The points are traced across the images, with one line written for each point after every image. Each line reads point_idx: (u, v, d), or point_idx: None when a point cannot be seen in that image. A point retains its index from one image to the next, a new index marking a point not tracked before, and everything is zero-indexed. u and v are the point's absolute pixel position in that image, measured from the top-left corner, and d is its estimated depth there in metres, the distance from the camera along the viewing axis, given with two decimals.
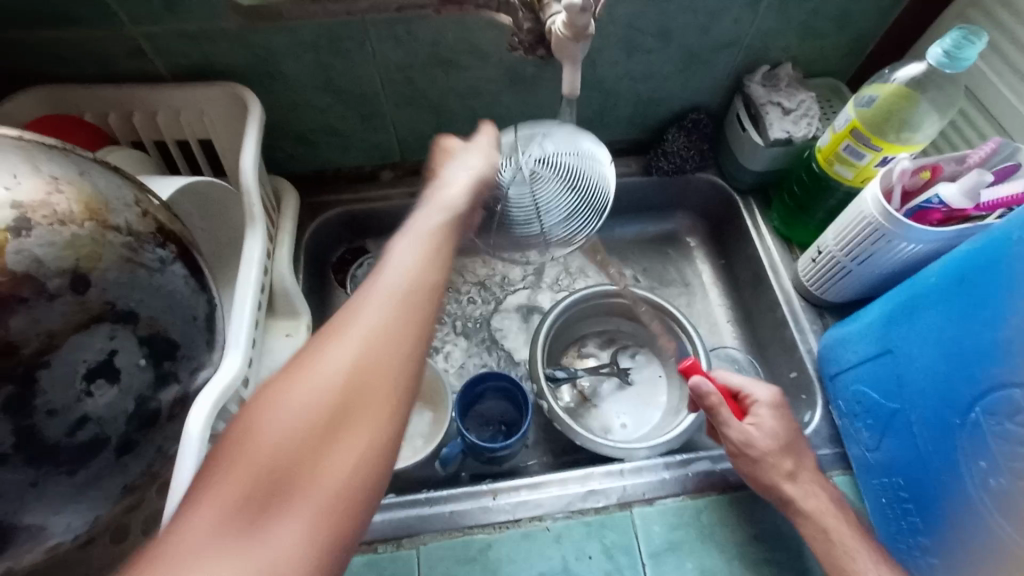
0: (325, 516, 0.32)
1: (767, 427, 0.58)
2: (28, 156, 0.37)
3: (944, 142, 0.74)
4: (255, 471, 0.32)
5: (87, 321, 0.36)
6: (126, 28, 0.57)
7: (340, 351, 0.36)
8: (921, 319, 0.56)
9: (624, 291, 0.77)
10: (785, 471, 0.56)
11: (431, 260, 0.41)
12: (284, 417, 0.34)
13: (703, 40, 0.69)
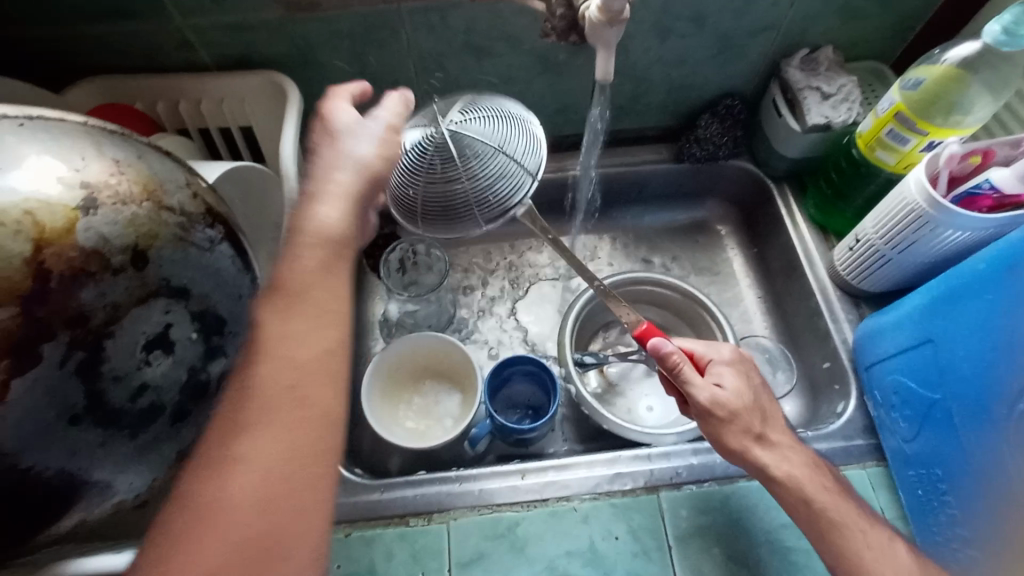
0: (285, 545, 0.36)
1: (730, 387, 0.53)
2: (94, 140, 0.40)
3: (996, 125, 0.71)
4: (201, 542, 0.34)
5: (145, 295, 0.39)
6: (174, 20, 0.60)
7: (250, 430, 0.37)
8: (957, 311, 0.55)
9: (653, 278, 0.77)
10: (753, 432, 0.52)
11: (318, 272, 0.42)
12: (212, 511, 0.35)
13: (739, 23, 0.67)
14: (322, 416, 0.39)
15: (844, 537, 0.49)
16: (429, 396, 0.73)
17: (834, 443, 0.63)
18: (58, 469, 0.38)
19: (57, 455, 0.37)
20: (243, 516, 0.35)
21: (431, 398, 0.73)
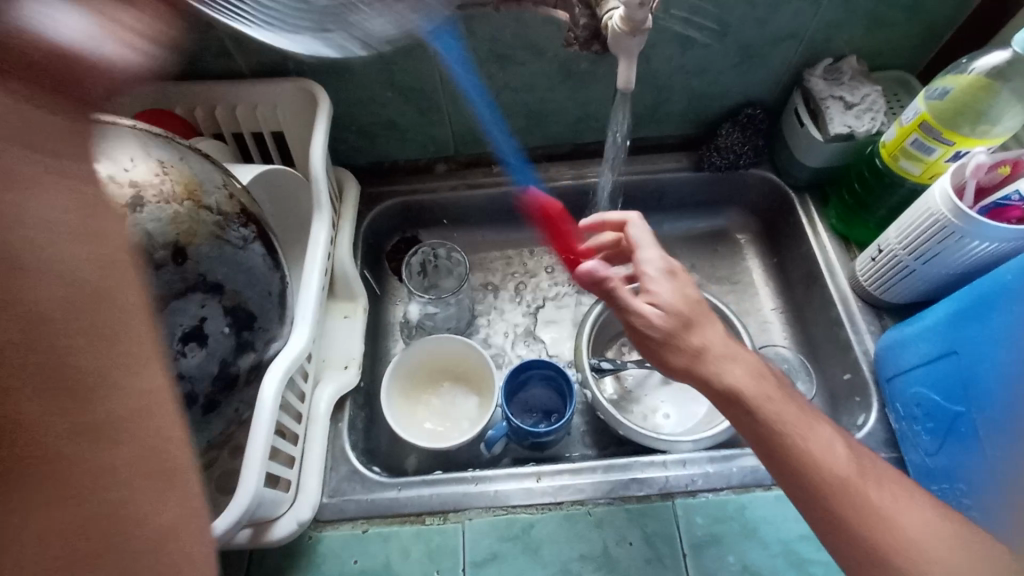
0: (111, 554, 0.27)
1: (667, 307, 0.51)
2: (143, 143, 0.42)
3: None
4: None
5: (184, 289, 0.41)
6: (215, 29, 0.63)
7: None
8: (972, 324, 0.55)
9: None
10: (695, 351, 0.50)
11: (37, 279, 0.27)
12: None
13: (762, 33, 0.68)
14: (42, 446, 0.25)
15: (810, 469, 0.46)
16: (446, 397, 0.74)
17: None
18: None
19: None
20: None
21: (448, 400, 0.74)
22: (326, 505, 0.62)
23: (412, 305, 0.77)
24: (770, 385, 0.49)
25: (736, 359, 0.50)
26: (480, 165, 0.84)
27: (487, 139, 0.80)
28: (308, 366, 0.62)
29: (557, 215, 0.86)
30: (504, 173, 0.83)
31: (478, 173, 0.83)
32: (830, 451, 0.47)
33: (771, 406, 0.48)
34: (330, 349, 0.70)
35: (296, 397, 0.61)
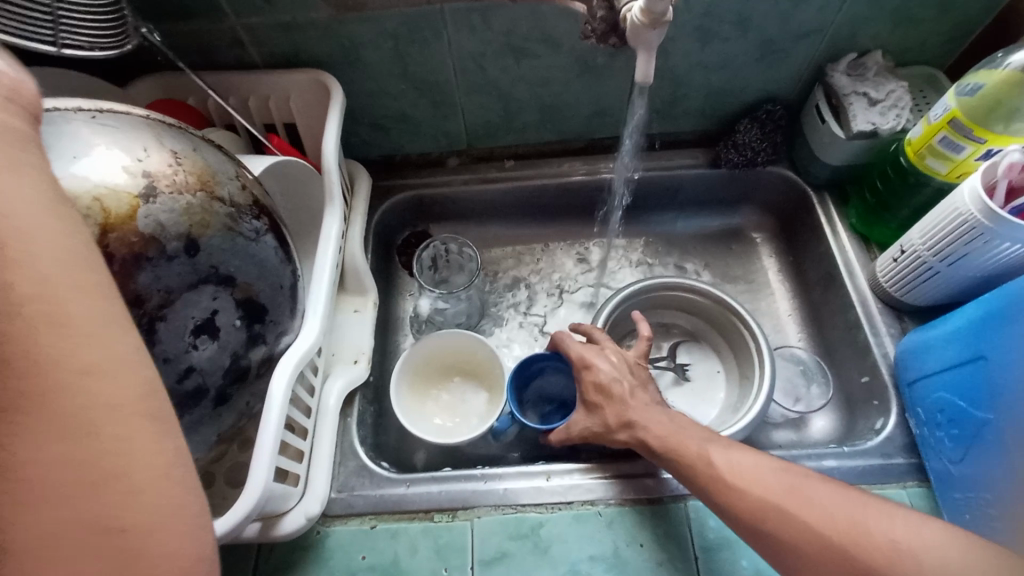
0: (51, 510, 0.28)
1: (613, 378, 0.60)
2: (155, 132, 0.42)
3: None
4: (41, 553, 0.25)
5: (196, 281, 0.41)
6: (228, 19, 0.62)
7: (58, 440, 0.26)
8: (988, 333, 0.55)
9: (687, 284, 0.75)
10: (627, 414, 0.58)
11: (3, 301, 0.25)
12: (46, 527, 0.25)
13: (785, 27, 0.66)
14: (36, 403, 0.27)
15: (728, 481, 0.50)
16: (456, 393, 0.74)
17: (872, 460, 0.61)
18: None
19: None
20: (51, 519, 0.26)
21: (458, 395, 0.73)
22: (334, 500, 0.62)
23: (423, 299, 0.77)
24: (672, 423, 0.56)
25: (646, 415, 0.57)
26: (492, 160, 0.83)
27: (500, 134, 0.79)
28: (317, 360, 0.62)
29: (569, 211, 0.85)
30: (517, 167, 0.82)
31: (490, 167, 0.82)
32: (748, 472, 0.50)
33: (679, 441, 0.54)
34: (341, 343, 0.69)
35: (306, 391, 0.60)
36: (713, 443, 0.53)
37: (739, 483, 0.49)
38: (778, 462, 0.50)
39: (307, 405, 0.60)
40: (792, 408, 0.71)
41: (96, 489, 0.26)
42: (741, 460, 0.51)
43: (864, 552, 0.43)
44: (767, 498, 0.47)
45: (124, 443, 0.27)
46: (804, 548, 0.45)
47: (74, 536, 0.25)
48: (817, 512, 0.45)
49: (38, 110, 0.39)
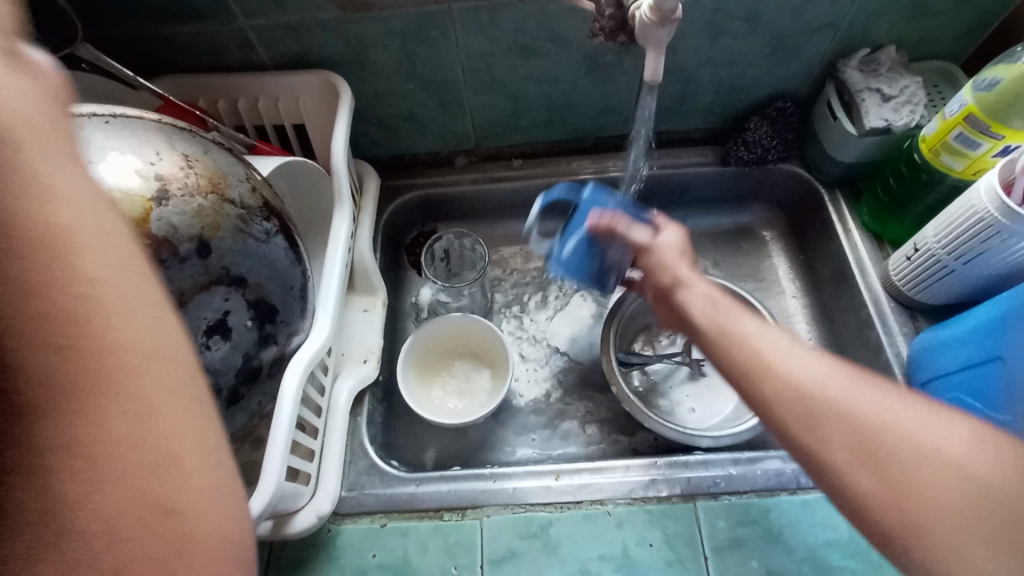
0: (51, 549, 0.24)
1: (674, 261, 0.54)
2: (167, 136, 0.42)
3: None
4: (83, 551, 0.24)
5: (208, 282, 0.41)
6: (238, 21, 0.62)
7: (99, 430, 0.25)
8: (1005, 338, 0.55)
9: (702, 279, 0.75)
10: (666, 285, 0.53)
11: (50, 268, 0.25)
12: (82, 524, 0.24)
13: (797, 22, 0.65)
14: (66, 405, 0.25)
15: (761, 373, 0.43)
16: (459, 375, 0.74)
17: None
18: None
19: None
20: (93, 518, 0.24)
21: (462, 377, 0.74)
22: (344, 498, 0.62)
23: (426, 289, 0.78)
24: (725, 310, 0.48)
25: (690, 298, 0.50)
26: (500, 159, 0.83)
27: (508, 132, 0.79)
28: (328, 359, 0.62)
29: None
30: (525, 166, 0.82)
31: (499, 166, 0.82)
32: (777, 362, 0.43)
33: (721, 328, 0.47)
34: (350, 342, 0.70)
35: (317, 391, 0.61)
36: (757, 329, 0.46)
37: (774, 375, 0.43)
38: (819, 355, 0.44)
39: (317, 404, 0.61)
40: None
41: (160, 475, 0.26)
42: (777, 347, 0.44)
43: (901, 458, 0.38)
44: (802, 391, 0.41)
45: (180, 431, 0.27)
46: (833, 447, 0.40)
47: (140, 529, 0.25)
48: (865, 405, 0.40)
49: None
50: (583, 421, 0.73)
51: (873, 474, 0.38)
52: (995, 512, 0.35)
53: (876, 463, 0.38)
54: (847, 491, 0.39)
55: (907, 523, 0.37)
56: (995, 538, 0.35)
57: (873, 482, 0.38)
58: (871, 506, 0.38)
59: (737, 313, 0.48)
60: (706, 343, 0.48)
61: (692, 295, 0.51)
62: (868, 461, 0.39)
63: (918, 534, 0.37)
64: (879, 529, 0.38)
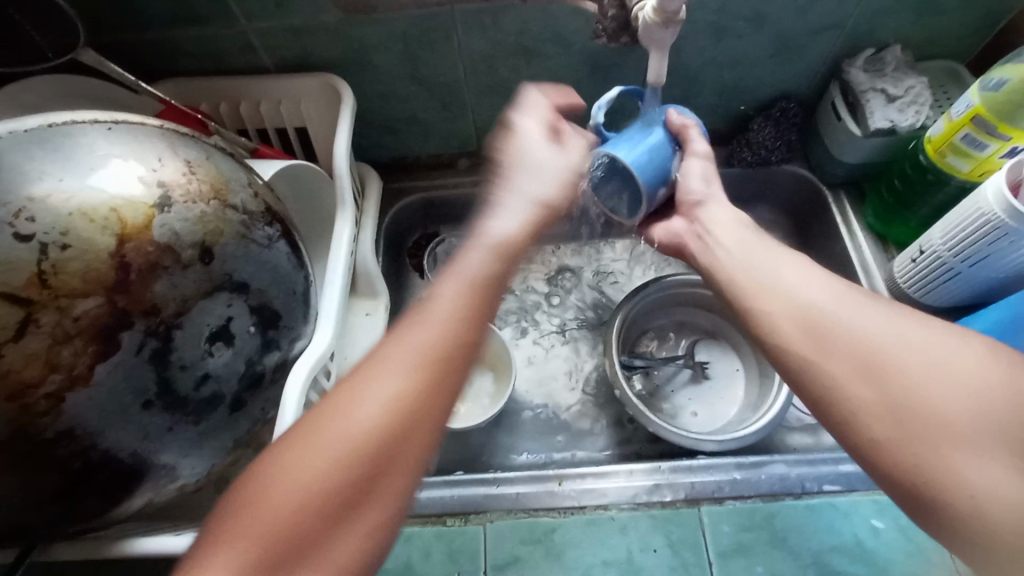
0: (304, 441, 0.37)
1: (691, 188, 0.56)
2: (169, 142, 0.42)
3: None
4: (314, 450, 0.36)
5: (211, 289, 0.41)
6: (240, 24, 0.62)
7: (365, 399, 0.38)
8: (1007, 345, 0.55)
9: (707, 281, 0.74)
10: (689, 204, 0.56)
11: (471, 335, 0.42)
12: (327, 437, 0.37)
13: (802, 22, 0.64)
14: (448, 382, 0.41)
15: (757, 290, 0.45)
16: None
17: None
18: (131, 449, 0.40)
19: (130, 433, 0.39)
20: (336, 440, 0.37)
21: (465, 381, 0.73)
22: None
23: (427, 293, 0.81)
24: (748, 237, 0.50)
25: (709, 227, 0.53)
26: None
27: None
28: (331, 364, 0.62)
29: None
30: None
31: None
32: (774, 282, 0.45)
33: (735, 251, 0.49)
34: (353, 347, 0.69)
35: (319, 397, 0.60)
36: (767, 256, 0.48)
37: (777, 294, 0.44)
38: (831, 277, 0.44)
39: None
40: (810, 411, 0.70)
41: (376, 459, 0.37)
42: (782, 273, 0.45)
43: (905, 370, 0.37)
44: (803, 308, 0.42)
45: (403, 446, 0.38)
46: (834, 359, 0.40)
47: (348, 475, 0.36)
48: (865, 319, 0.40)
49: (56, 122, 0.39)
50: (587, 424, 0.73)
51: (873, 386, 0.38)
52: (997, 423, 0.34)
53: (877, 375, 0.38)
54: (842, 404, 0.39)
55: (901, 432, 0.36)
56: (992, 446, 0.34)
57: (871, 394, 0.38)
58: (869, 424, 0.37)
59: (748, 236, 0.51)
60: (716, 265, 0.50)
61: (720, 234, 0.52)
62: (867, 375, 0.38)
63: (911, 444, 0.36)
64: (866, 442, 0.38)
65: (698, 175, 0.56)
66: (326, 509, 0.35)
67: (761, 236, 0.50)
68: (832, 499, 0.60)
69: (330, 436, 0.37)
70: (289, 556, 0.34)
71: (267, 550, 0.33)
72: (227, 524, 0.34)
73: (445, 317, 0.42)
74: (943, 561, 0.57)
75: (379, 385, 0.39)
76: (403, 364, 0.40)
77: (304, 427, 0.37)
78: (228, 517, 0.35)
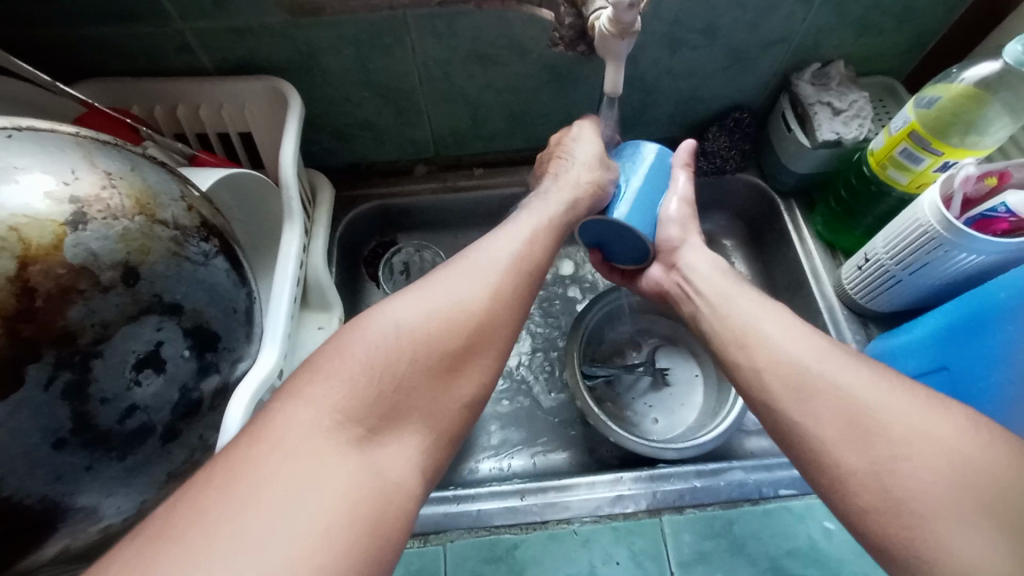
0: (401, 306, 0.42)
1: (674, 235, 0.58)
2: (86, 153, 0.39)
3: (998, 154, 0.70)
4: (412, 312, 0.41)
5: (137, 313, 0.38)
6: (174, 23, 0.58)
7: (455, 281, 0.44)
8: (953, 344, 0.58)
9: None
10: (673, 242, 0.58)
11: (546, 249, 0.50)
12: (422, 305, 0.42)
13: (752, 35, 0.66)
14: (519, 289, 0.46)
15: (739, 348, 0.47)
16: None
17: None
18: (41, 493, 0.37)
19: (40, 477, 0.36)
20: (431, 309, 0.42)
21: None
22: None
23: None
24: (734, 289, 0.52)
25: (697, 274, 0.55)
26: (461, 168, 0.81)
27: (468, 142, 0.77)
28: (281, 383, 0.58)
29: None
30: (486, 176, 0.80)
31: (460, 176, 0.81)
32: (755, 331, 0.47)
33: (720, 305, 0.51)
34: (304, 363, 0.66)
35: None
36: (756, 309, 0.49)
37: (762, 348, 0.45)
38: (816, 335, 0.45)
39: None
40: None
41: (465, 336, 0.42)
42: (773, 329, 0.46)
43: (890, 438, 0.38)
44: (791, 369, 0.43)
45: (485, 329, 0.43)
46: (821, 421, 0.40)
47: (437, 342, 0.41)
48: (846, 381, 0.41)
49: None
50: (549, 434, 0.72)
51: (858, 449, 0.38)
52: (980, 496, 0.34)
53: (863, 439, 0.38)
54: (827, 466, 0.39)
55: (889, 503, 0.36)
56: (976, 517, 0.34)
57: (855, 457, 0.38)
58: (857, 494, 0.37)
59: (737, 286, 0.52)
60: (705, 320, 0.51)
61: (705, 282, 0.54)
62: (856, 437, 0.39)
63: (899, 514, 0.36)
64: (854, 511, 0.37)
65: (678, 219, 0.58)
66: (426, 372, 0.40)
67: (743, 286, 0.52)
68: (787, 503, 0.61)
69: (435, 307, 0.42)
70: (393, 408, 0.38)
71: (376, 397, 0.37)
72: (340, 364, 0.38)
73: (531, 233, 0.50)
74: None
75: (474, 275, 0.45)
76: (494, 259, 0.46)
77: (409, 296, 0.43)
78: (338, 363, 0.38)
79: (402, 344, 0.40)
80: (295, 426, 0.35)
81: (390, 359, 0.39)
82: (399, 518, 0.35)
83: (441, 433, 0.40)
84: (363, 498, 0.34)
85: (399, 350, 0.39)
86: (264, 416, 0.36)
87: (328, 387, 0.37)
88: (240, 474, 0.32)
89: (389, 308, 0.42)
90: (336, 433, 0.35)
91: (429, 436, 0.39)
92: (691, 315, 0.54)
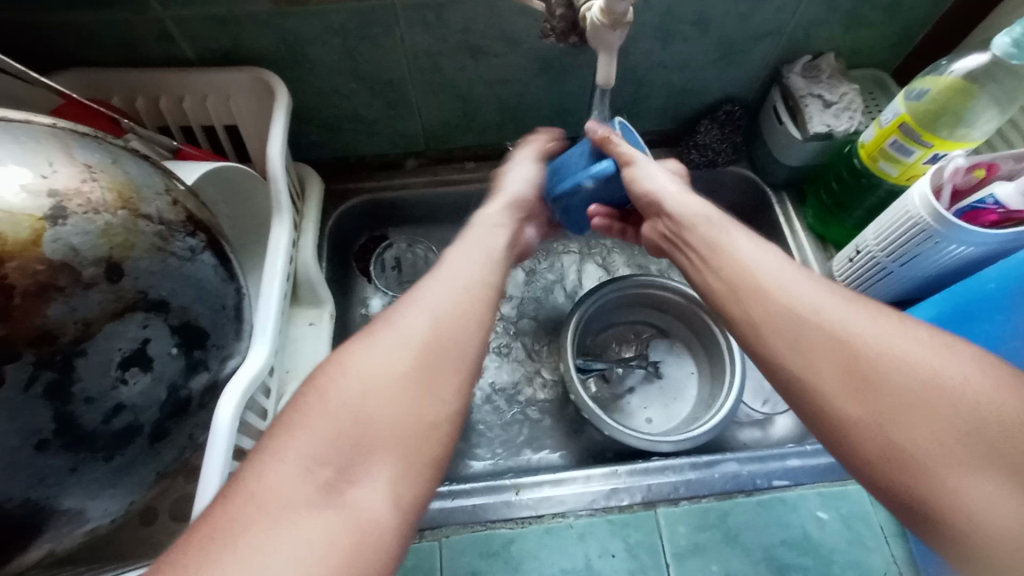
0: (355, 347, 0.42)
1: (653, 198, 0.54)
2: (64, 144, 0.37)
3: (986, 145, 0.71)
4: (372, 353, 0.41)
5: (121, 310, 0.36)
6: (154, 12, 0.56)
7: (412, 317, 0.43)
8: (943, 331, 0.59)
9: (666, 284, 0.74)
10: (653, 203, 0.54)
11: (490, 266, 0.50)
12: (379, 349, 0.41)
13: (743, 27, 0.65)
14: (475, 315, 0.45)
15: (729, 306, 0.44)
16: None
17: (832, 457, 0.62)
18: (22, 498, 0.36)
19: (23, 480, 0.35)
20: (388, 350, 0.41)
21: None
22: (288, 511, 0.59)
23: (376, 300, 0.78)
24: (724, 236, 0.48)
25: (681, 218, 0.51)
26: (452, 162, 0.80)
27: (459, 134, 0.76)
28: (272, 382, 0.57)
29: None
30: (477, 169, 0.80)
31: (451, 169, 0.80)
32: (748, 277, 0.44)
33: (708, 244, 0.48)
34: (296, 360, 0.64)
35: (258, 417, 0.55)
36: (750, 247, 0.46)
37: (768, 294, 0.42)
38: (818, 280, 0.42)
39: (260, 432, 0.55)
40: (758, 408, 0.72)
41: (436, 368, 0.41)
42: (779, 270, 0.43)
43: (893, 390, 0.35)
44: (787, 315, 0.40)
45: (449, 358, 0.42)
46: (816, 370, 0.38)
47: (398, 374, 0.40)
48: (845, 328, 0.39)
49: None
50: (542, 427, 0.72)
51: (862, 400, 0.36)
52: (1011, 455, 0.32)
53: (864, 389, 0.36)
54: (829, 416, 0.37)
55: (892, 450, 0.34)
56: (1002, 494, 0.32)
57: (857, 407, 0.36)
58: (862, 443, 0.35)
59: (731, 224, 0.49)
60: (694, 259, 0.49)
61: (688, 229, 0.51)
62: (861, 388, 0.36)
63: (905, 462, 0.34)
64: None
65: (646, 175, 0.55)
66: (386, 403, 0.39)
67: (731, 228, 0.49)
68: (781, 494, 0.61)
69: (386, 342, 0.42)
70: (358, 444, 0.37)
71: (335, 438, 0.37)
72: (310, 415, 0.38)
73: (479, 263, 0.49)
74: (881, 548, 0.60)
75: (431, 302, 0.44)
76: (446, 287, 0.46)
77: (372, 337, 0.42)
78: (302, 408, 0.39)
79: (360, 386, 0.39)
80: (262, 479, 0.35)
81: (352, 403, 0.38)
82: (379, 555, 0.34)
83: (416, 458, 0.38)
84: (339, 539, 0.33)
85: (359, 395, 0.39)
86: (235, 474, 0.36)
87: (298, 445, 0.37)
88: (217, 531, 0.32)
89: (345, 352, 0.41)
90: (304, 476, 0.35)
91: (403, 462, 0.38)
92: (683, 267, 0.51)
